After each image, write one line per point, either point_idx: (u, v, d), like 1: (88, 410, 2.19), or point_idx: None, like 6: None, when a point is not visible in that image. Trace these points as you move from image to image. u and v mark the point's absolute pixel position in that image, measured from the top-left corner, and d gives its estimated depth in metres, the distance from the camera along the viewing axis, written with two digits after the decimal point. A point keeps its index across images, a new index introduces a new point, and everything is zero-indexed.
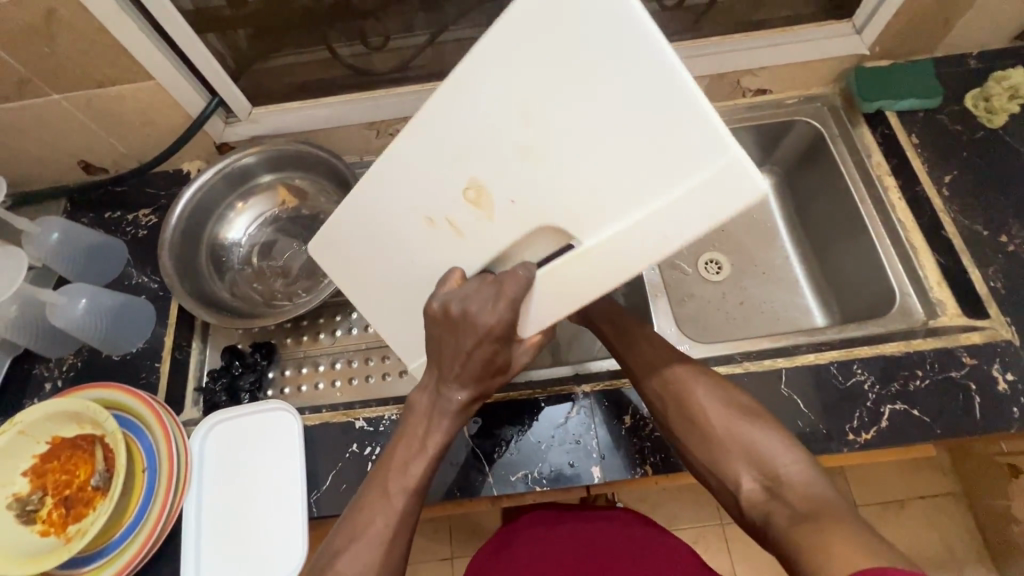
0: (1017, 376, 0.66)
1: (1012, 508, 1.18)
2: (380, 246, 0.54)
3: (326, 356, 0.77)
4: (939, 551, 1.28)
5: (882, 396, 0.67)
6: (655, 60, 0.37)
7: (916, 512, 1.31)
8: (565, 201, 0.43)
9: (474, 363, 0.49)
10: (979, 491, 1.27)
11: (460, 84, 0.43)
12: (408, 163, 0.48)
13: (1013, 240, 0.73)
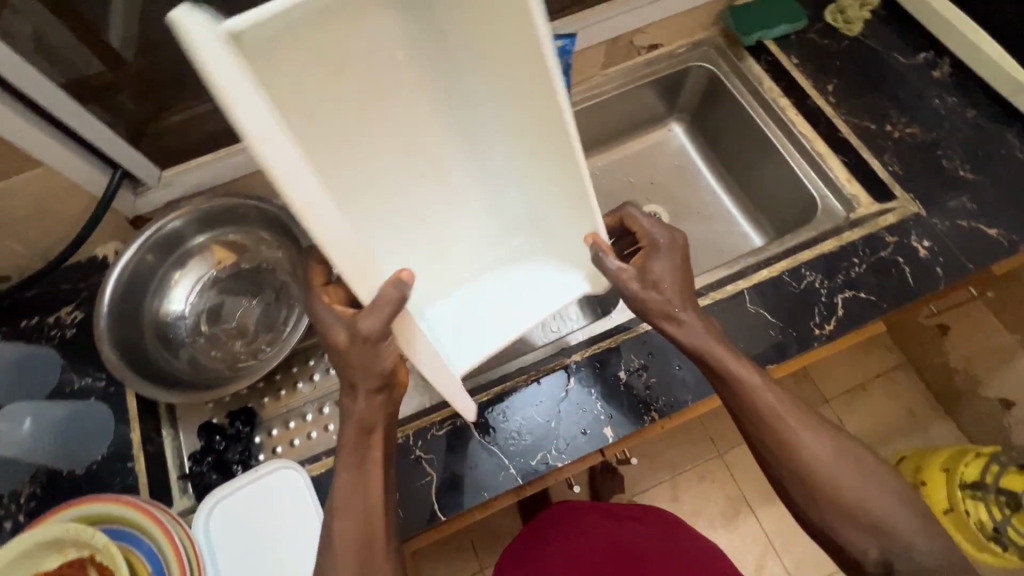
0: (932, 241, 0.75)
1: (951, 360, 1.35)
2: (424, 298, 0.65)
3: (311, 403, 0.74)
4: (904, 419, 1.42)
5: (833, 289, 0.74)
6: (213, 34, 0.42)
7: (878, 390, 1.45)
8: None
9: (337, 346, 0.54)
10: (921, 356, 1.43)
11: None
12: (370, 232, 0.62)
13: (897, 127, 0.83)
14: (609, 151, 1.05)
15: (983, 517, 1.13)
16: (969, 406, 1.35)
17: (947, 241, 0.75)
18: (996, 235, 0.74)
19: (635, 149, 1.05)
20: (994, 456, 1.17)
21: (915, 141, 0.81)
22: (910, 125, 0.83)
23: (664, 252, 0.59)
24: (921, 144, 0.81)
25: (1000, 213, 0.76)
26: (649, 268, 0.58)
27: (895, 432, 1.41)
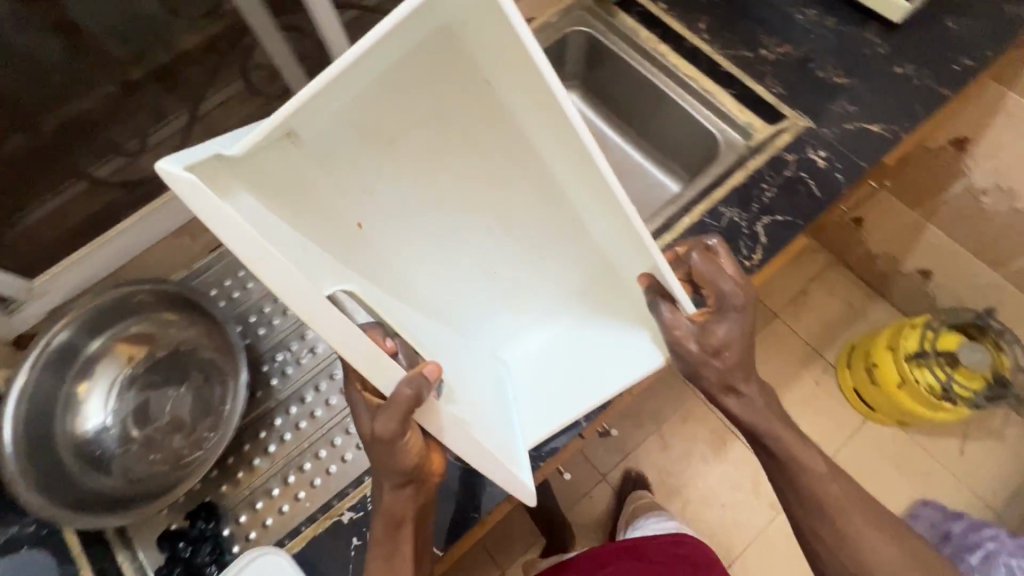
0: (827, 151, 0.78)
1: (871, 248, 1.46)
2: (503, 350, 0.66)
3: (274, 477, 0.69)
4: (844, 310, 1.54)
5: (752, 219, 0.76)
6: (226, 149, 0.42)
7: (816, 292, 1.56)
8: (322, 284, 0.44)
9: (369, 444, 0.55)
10: (846, 250, 1.53)
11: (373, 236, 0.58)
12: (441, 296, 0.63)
13: (770, 49, 0.86)
14: None
15: (933, 378, 1.25)
16: (895, 283, 1.48)
17: (840, 147, 0.78)
18: (880, 131, 0.79)
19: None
20: (926, 325, 1.30)
21: (789, 59, 0.85)
22: (781, 45, 0.86)
23: (731, 312, 0.61)
24: (795, 60, 0.84)
25: (879, 109, 0.80)
26: (708, 324, 0.60)
27: (839, 324, 1.53)
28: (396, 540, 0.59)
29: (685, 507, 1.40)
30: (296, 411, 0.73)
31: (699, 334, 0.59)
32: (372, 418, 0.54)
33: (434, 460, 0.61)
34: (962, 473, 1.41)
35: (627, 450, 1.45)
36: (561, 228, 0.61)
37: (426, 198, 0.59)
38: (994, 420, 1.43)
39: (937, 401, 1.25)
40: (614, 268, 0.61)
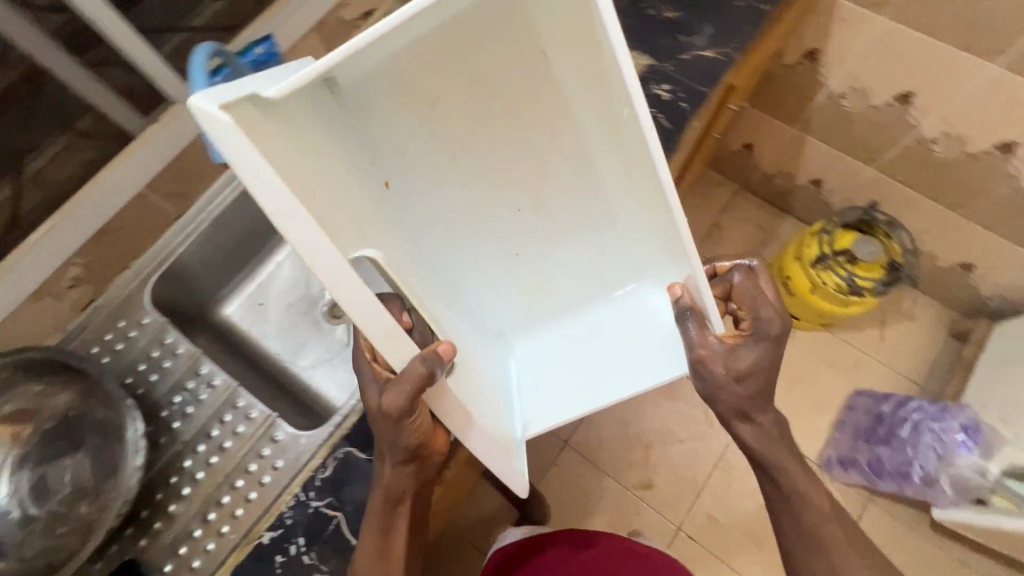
0: (670, 85, 0.82)
1: (766, 169, 1.55)
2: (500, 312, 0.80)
3: (192, 519, 0.68)
4: (756, 233, 1.63)
5: None
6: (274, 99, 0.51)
7: (729, 222, 1.64)
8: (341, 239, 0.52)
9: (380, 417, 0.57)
10: (746, 176, 1.62)
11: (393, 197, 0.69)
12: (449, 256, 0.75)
13: None
14: None
15: (835, 275, 1.33)
16: (795, 198, 1.57)
17: (680, 79, 0.82)
18: (714, 56, 0.83)
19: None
20: (821, 230, 1.40)
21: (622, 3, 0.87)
22: None
23: (765, 340, 0.70)
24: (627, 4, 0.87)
25: (710, 36, 0.84)
26: (738, 349, 0.68)
27: (754, 247, 1.61)
28: (392, 516, 0.61)
29: (645, 451, 1.46)
30: (204, 449, 0.71)
31: (731, 359, 0.67)
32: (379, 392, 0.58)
33: (438, 439, 0.63)
34: (885, 358, 1.52)
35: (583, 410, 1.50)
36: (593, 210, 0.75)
37: (449, 162, 0.71)
38: (903, 303, 1.56)
39: (839, 296, 1.35)
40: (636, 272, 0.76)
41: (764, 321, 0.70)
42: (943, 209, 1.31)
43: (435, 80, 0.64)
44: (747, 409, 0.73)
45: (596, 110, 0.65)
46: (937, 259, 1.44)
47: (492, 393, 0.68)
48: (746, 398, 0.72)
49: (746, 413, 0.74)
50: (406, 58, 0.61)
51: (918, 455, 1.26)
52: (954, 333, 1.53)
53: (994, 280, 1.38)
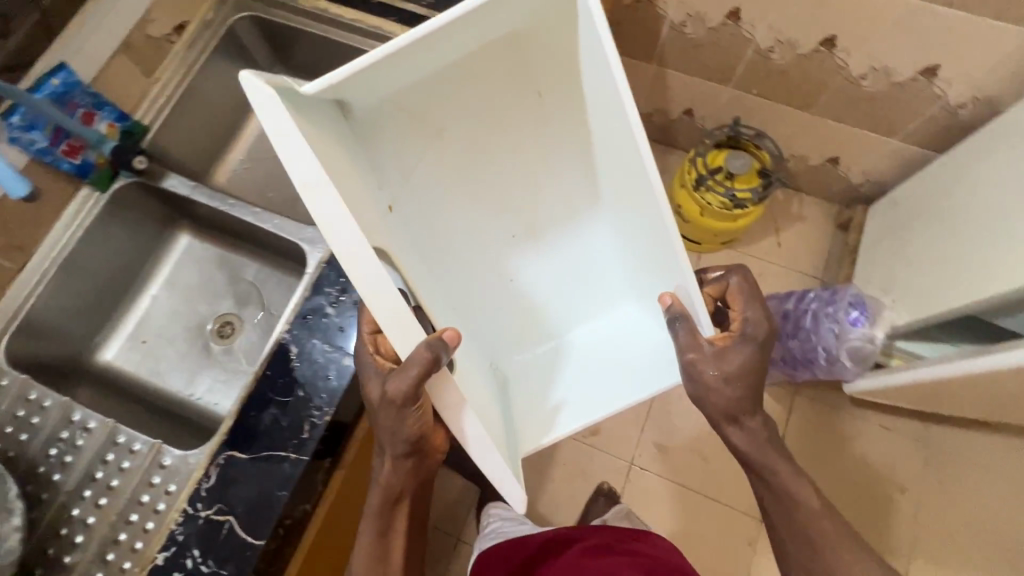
0: None
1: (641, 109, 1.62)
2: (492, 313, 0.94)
3: (89, 563, 0.66)
4: None
5: None
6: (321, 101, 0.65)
7: None
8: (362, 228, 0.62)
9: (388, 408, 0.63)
10: None
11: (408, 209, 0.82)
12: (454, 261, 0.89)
13: None
14: (242, 140, 1.05)
15: (716, 192, 1.41)
16: (675, 130, 1.65)
17: None
18: None
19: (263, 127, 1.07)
20: (695, 156, 1.47)
21: None
22: None
23: (750, 341, 0.73)
24: None
25: None
26: (728, 352, 0.72)
27: None
28: (390, 508, 0.75)
29: None
30: (90, 493, 0.69)
31: (723, 362, 0.71)
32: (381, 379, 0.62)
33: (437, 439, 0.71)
34: (784, 261, 1.62)
35: None
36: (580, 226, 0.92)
37: (459, 181, 0.85)
38: (791, 207, 1.67)
39: (725, 212, 1.42)
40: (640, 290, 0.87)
41: (749, 328, 0.74)
42: (797, 111, 1.41)
43: (439, 111, 0.77)
44: (740, 410, 0.76)
45: (582, 140, 0.81)
46: (807, 159, 1.55)
47: (496, 410, 0.78)
48: (738, 402, 0.75)
49: (736, 416, 0.77)
50: (421, 96, 0.74)
51: (824, 337, 1.33)
52: (839, 225, 1.65)
53: (858, 167, 1.50)
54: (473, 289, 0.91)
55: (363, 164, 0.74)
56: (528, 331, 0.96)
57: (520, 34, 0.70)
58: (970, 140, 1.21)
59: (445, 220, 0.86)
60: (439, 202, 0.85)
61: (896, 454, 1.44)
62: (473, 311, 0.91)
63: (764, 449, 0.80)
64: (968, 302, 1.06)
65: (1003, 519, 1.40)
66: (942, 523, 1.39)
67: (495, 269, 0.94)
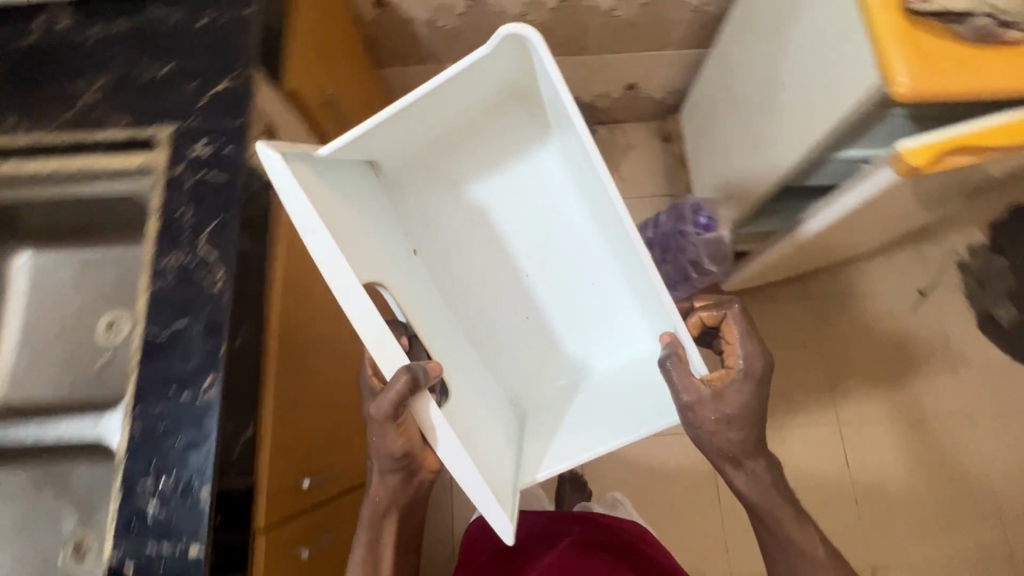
0: (205, 138, 0.75)
1: None
2: (507, 355, 1.00)
3: None
4: None
5: (194, 247, 0.70)
6: (351, 162, 0.83)
7: None
8: (369, 267, 0.73)
9: (381, 430, 0.72)
10: None
11: (428, 257, 0.97)
12: (471, 298, 1.00)
13: (90, 93, 0.78)
14: (7, 336, 0.92)
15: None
16: None
17: (211, 127, 0.75)
18: (228, 85, 0.77)
19: (29, 309, 0.93)
20: None
21: (111, 86, 0.78)
22: (95, 80, 0.78)
23: (749, 379, 0.75)
24: (117, 83, 0.78)
25: (215, 70, 0.78)
26: (724, 392, 0.74)
27: None
28: (377, 528, 0.80)
29: None
30: None
31: (717, 403, 0.73)
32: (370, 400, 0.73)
33: (427, 459, 0.78)
34: (632, 191, 1.69)
35: None
36: (590, 281, 1.00)
37: (470, 233, 1.00)
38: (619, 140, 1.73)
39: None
40: (650, 323, 0.95)
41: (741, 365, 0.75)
42: (578, 57, 1.44)
43: (453, 165, 0.98)
44: (744, 448, 0.76)
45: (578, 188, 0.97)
46: (610, 94, 1.59)
47: (497, 450, 0.79)
48: (742, 443, 0.75)
49: (739, 458, 0.77)
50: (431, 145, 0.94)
51: (688, 255, 1.40)
52: (665, 137, 1.73)
53: (654, 84, 1.56)
54: (501, 317, 1.01)
55: (393, 222, 0.92)
56: (546, 355, 1.01)
57: (518, 88, 0.90)
58: (724, 30, 1.29)
59: (464, 260, 0.99)
60: (461, 245, 1.00)
61: (789, 319, 1.57)
62: (504, 336, 1.01)
63: (757, 485, 0.78)
64: (765, 184, 1.16)
65: (894, 336, 1.55)
66: (845, 360, 1.54)
67: (515, 308, 1.00)
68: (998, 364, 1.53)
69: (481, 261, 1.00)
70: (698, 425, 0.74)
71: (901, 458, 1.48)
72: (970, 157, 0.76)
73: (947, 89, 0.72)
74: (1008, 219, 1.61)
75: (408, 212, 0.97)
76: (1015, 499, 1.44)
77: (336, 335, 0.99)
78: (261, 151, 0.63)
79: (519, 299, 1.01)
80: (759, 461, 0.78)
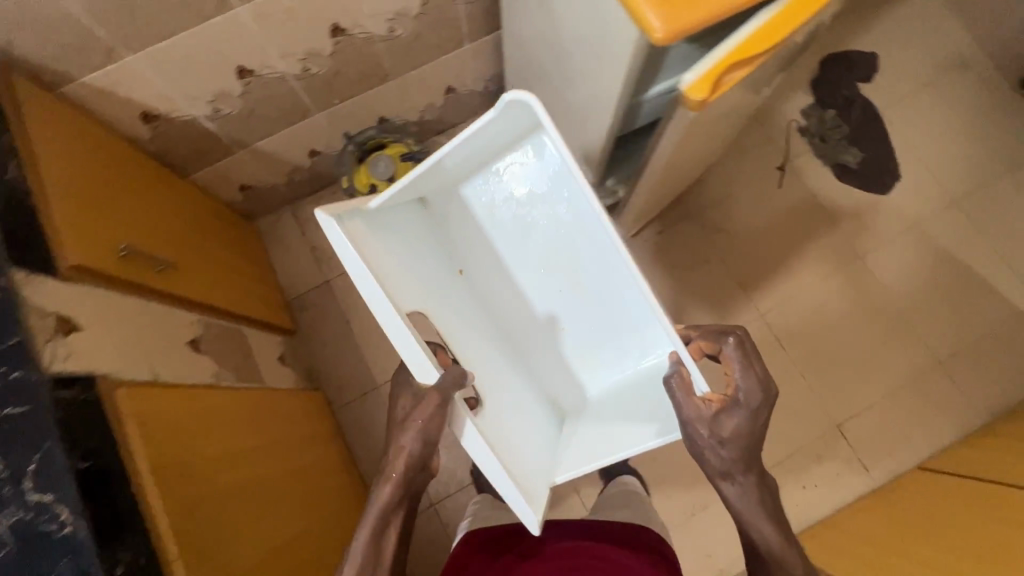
0: None
1: (278, 182, 1.56)
2: (545, 365, 1.04)
3: None
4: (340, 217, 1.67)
5: (21, 499, 0.62)
6: (389, 208, 0.88)
7: (317, 231, 1.67)
8: (414, 304, 0.81)
9: (410, 428, 0.78)
10: (278, 196, 1.62)
11: (469, 273, 1.02)
12: (510, 309, 1.03)
13: None
14: None
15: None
16: (323, 170, 1.61)
17: None
18: None
19: None
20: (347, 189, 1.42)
21: None
22: None
23: (741, 406, 0.80)
24: None
25: None
26: (719, 412, 0.80)
27: None
28: (378, 535, 0.81)
29: None
30: None
31: (712, 426, 0.80)
32: (410, 400, 0.79)
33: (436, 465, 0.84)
34: None
35: None
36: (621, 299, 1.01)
37: (504, 256, 1.03)
38: None
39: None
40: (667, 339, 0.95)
41: (740, 395, 0.81)
42: (383, 85, 1.40)
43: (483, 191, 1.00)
44: (738, 466, 0.82)
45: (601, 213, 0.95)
46: (434, 103, 1.58)
47: (533, 462, 0.86)
48: (735, 461, 0.81)
49: (733, 475, 0.83)
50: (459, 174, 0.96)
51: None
52: None
53: (470, 78, 1.55)
54: (541, 325, 1.04)
55: (439, 247, 0.98)
56: (580, 360, 1.05)
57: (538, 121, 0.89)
58: (504, 10, 1.28)
59: (498, 277, 1.03)
60: (499, 264, 1.03)
61: (681, 239, 1.64)
62: (541, 344, 1.05)
63: (746, 499, 0.83)
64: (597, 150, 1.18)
65: (773, 215, 1.65)
66: (741, 254, 1.63)
67: (552, 321, 1.04)
68: (864, 202, 1.66)
69: (517, 279, 1.04)
70: (699, 446, 0.81)
71: (822, 320, 1.59)
72: (748, 68, 0.77)
73: (694, 20, 0.74)
74: (822, 72, 1.73)
75: (447, 233, 1.02)
76: (921, 312, 1.58)
77: (260, 483, 0.98)
78: (323, 215, 0.73)
79: (552, 309, 1.04)
80: (751, 478, 0.83)
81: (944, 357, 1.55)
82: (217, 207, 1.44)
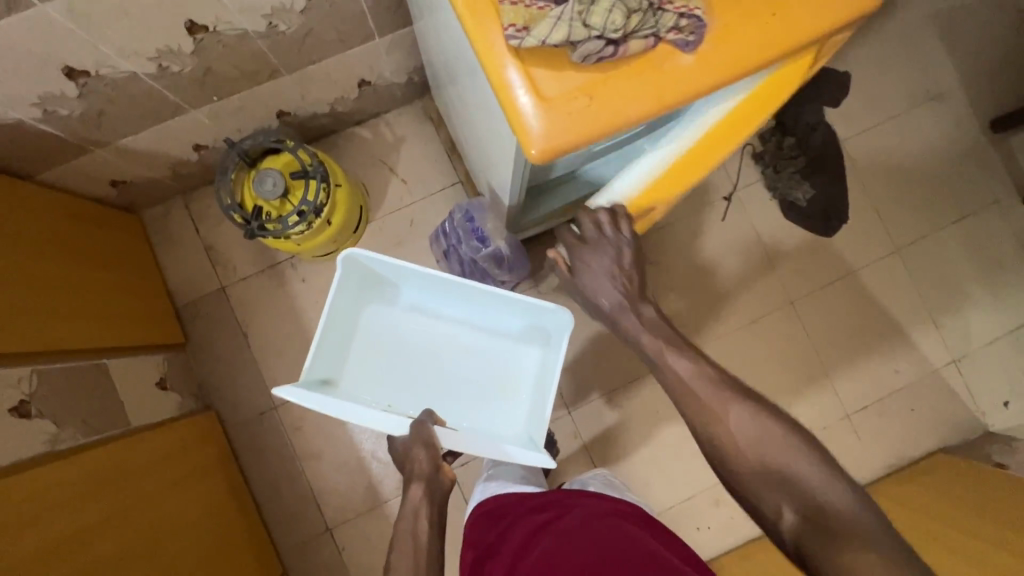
0: None
1: (159, 176, 1.36)
2: (483, 414, 1.17)
3: None
4: None
5: None
6: (320, 385, 1.05)
7: (212, 229, 1.49)
8: (366, 415, 0.98)
9: (415, 450, 0.97)
10: (162, 189, 1.42)
11: (403, 400, 1.15)
12: (438, 399, 1.16)
13: None
14: None
15: (274, 233, 1.21)
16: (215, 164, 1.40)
17: None
18: None
19: None
20: (229, 206, 1.23)
21: None
22: None
23: (602, 249, 0.81)
24: None
25: None
26: (582, 269, 0.84)
27: None
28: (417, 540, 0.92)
29: (374, 453, 1.47)
30: None
31: (586, 282, 0.84)
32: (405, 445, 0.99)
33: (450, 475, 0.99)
34: (419, 191, 1.52)
35: (309, 484, 1.46)
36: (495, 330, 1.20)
37: (414, 369, 1.18)
38: (387, 137, 1.53)
39: (306, 233, 1.25)
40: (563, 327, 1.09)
41: (593, 250, 0.82)
42: (274, 80, 1.18)
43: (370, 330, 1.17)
44: (626, 295, 0.83)
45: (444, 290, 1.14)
46: (347, 95, 1.36)
47: (507, 450, 0.99)
48: (624, 295, 0.83)
49: (623, 311, 0.83)
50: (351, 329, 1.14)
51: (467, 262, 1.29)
52: (434, 116, 1.53)
53: (387, 72, 1.33)
54: (461, 392, 1.18)
55: (365, 400, 1.11)
56: (506, 398, 1.19)
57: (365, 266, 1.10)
58: (417, 9, 1.06)
59: (416, 387, 1.17)
60: (409, 375, 1.18)
61: None
62: (477, 411, 1.17)
63: (646, 333, 0.81)
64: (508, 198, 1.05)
65: (711, 249, 1.56)
66: (673, 289, 1.55)
67: (469, 384, 1.19)
68: (806, 244, 1.58)
69: (431, 375, 1.18)
70: (587, 296, 0.86)
71: (742, 364, 1.56)
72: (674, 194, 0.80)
73: (585, 133, 0.59)
74: None
75: (374, 389, 1.15)
76: (840, 362, 1.57)
77: (114, 543, 0.96)
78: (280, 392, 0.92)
79: (459, 383, 1.18)
80: (642, 304, 0.83)
81: (853, 409, 1.56)
82: (77, 208, 1.24)
